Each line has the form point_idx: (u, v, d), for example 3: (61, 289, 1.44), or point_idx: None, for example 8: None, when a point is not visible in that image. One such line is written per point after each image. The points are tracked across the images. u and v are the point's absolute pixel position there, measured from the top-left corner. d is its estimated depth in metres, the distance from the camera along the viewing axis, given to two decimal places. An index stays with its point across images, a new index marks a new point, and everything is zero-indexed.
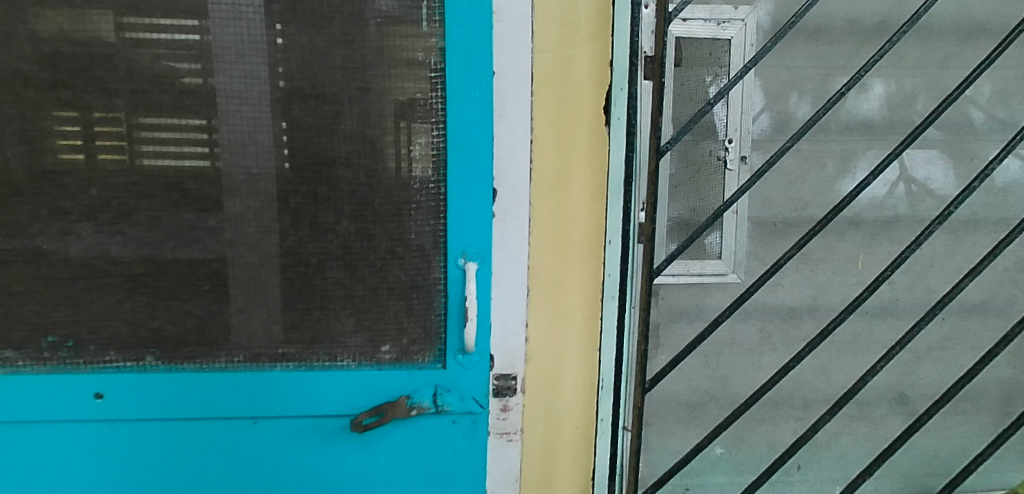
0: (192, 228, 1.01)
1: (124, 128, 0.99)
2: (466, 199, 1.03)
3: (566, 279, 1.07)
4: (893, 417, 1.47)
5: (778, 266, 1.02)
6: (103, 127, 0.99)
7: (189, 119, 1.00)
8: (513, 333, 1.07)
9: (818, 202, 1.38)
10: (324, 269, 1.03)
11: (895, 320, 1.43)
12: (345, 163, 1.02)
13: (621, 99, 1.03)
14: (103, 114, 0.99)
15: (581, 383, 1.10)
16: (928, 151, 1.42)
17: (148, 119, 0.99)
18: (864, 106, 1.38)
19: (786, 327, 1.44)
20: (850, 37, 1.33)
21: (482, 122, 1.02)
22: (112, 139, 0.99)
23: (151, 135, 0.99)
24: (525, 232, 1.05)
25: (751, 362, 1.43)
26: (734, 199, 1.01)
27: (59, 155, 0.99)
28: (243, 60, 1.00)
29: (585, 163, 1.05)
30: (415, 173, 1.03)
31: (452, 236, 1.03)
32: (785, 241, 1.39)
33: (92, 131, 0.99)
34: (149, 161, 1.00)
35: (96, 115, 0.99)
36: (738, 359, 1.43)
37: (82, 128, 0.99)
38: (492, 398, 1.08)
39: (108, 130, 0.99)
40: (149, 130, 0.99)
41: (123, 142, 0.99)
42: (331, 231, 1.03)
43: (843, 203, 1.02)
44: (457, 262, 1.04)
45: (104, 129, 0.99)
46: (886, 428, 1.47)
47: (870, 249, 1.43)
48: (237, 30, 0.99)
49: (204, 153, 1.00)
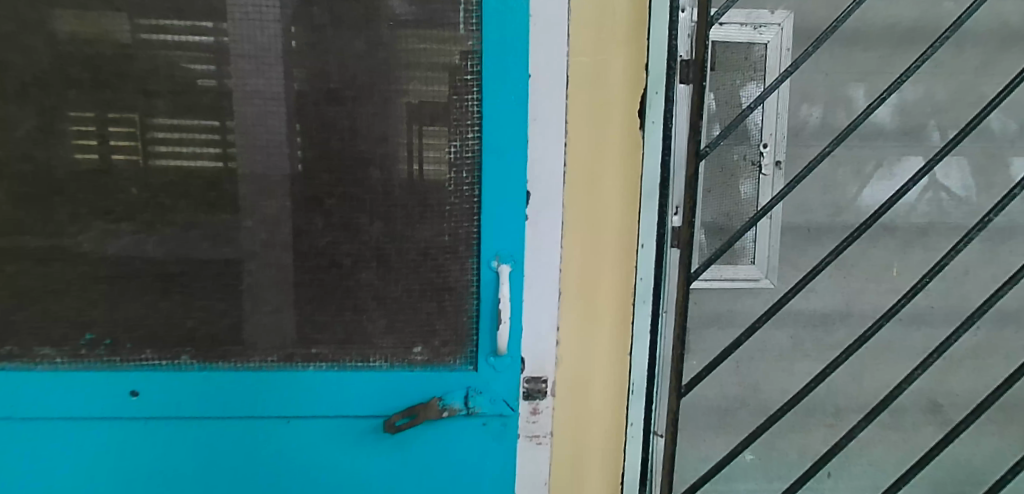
0: (228, 228, 1.02)
1: (138, 128, 1.00)
2: (500, 201, 1.03)
3: (598, 283, 1.07)
4: (926, 426, 1.47)
5: (814, 273, 1.01)
6: (117, 128, 1.00)
7: (201, 120, 1.00)
8: (545, 336, 1.07)
9: (853, 208, 1.40)
10: (359, 270, 1.04)
11: (929, 327, 1.44)
12: (381, 164, 1.02)
13: (657, 102, 1.02)
14: (117, 115, 1.00)
15: (611, 387, 1.10)
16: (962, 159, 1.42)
17: (162, 119, 1.00)
18: (900, 112, 1.40)
19: (820, 335, 1.43)
20: (885, 42, 1.38)
21: (517, 125, 1.02)
22: (125, 139, 1.00)
23: (169, 136, 1.00)
24: (558, 235, 1.05)
25: (784, 369, 1.43)
26: (771, 205, 1.00)
27: (75, 155, 1.00)
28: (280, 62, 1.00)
29: (619, 167, 1.05)
30: (450, 175, 1.03)
31: (485, 238, 1.03)
32: (819, 246, 1.40)
33: (106, 131, 1.00)
34: (161, 161, 1.00)
35: (111, 115, 1.00)
36: (771, 367, 1.43)
37: (96, 128, 1.00)
38: (522, 401, 1.08)
39: (122, 131, 1.00)
40: (166, 130, 1.00)
41: (137, 142, 1.00)
42: (365, 232, 1.03)
43: (882, 209, 1.02)
44: (490, 264, 1.04)
45: (119, 130, 1.00)
46: (919, 437, 1.48)
47: (905, 258, 1.41)
48: (275, 32, 1.00)
49: (217, 154, 1.01)
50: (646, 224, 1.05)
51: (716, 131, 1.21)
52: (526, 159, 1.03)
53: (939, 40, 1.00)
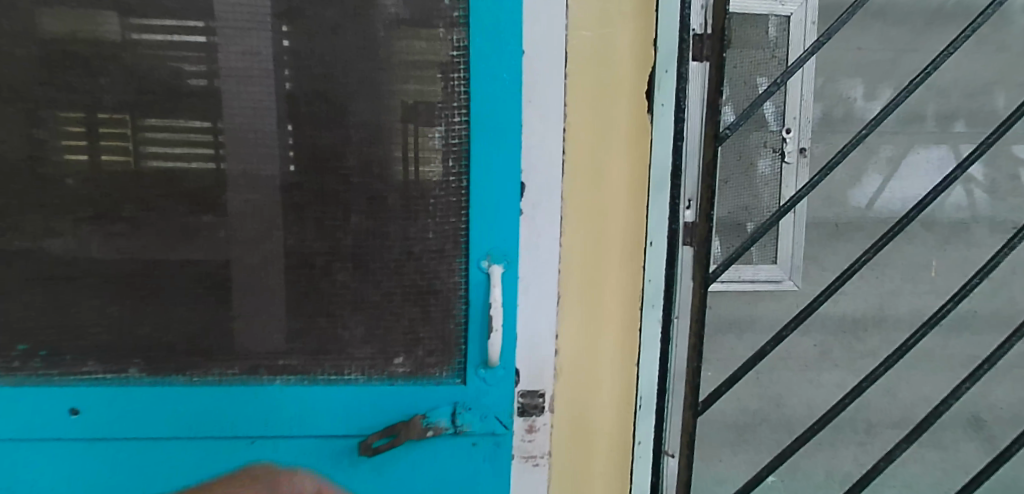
0: (184, 225, 0.90)
1: (128, 129, 0.88)
2: (492, 194, 0.91)
3: (602, 285, 0.96)
4: (966, 442, 1.59)
5: (847, 274, 0.88)
6: (107, 128, 0.88)
7: (198, 121, 0.89)
8: (543, 344, 0.96)
9: (882, 205, 1.47)
10: (336, 272, 0.92)
11: (967, 338, 1.53)
12: (359, 152, 0.91)
13: (667, 83, 0.92)
14: (107, 114, 0.88)
15: (617, 401, 0.99)
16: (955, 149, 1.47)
17: (155, 119, 0.88)
18: (934, 108, 1.46)
19: (848, 341, 1.53)
20: (911, 37, 1.43)
21: (511, 106, 0.90)
22: (116, 141, 0.89)
23: (163, 136, 0.89)
24: (557, 232, 0.94)
25: (808, 379, 1.53)
26: (802, 195, 0.87)
27: (64, 155, 0.88)
28: (279, 52, 0.89)
29: (626, 156, 0.93)
30: (434, 164, 0.91)
31: (474, 234, 0.92)
32: (846, 240, 1.47)
33: (95, 132, 0.88)
34: (155, 164, 0.89)
35: (100, 115, 0.88)
36: (794, 377, 1.53)
37: (85, 130, 0.88)
38: (517, 418, 0.96)
39: (113, 132, 0.88)
40: (159, 130, 0.89)
41: (128, 144, 0.89)
42: (341, 228, 0.92)
43: (929, 199, 0.89)
44: (481, 264, 0.92)
45: (109, 131, 0.88)
46: (956, 453, 1.59)
47: (941, 256, 1.51)
48: (275, 17, 0.88)
49: (211, 155, 0.89)
50: (656, 219, 0.95)
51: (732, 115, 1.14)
52: (521, 146, 0.91)
53: (990, 8, 0.88)
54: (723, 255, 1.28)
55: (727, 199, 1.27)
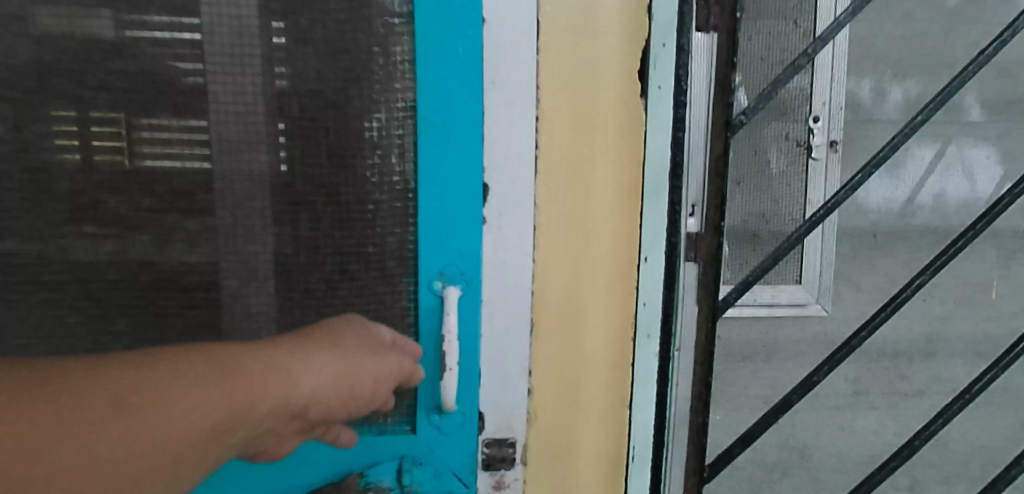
0: (57, 237, 0.70)
1: (123, 128, 0.69)
2: (446, 199, 0.73)
3: (585, 310, 0.78)
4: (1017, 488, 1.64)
5: (892, 306, 0.73)
6: (99, 129, 0.69)
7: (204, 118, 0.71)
8: (512, 384, 0.78)
9: (891, 233, 1.51)
10: (254, 294, 0.74)
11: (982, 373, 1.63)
12: (280, 144, 0.72)
13: (664, 58, 0.73)
14: (99, 112, 0.69)
15: (603, 450, 0.81)
16: (960, 145, 1.50)
17: (156, 117, 0.70)
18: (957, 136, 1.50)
19: (877, 378, 1.59)
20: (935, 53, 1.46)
21: (469, 88, 0.71)
22: (109, 145, 0.70)
23: (162, 137, 0.70)
24: (528, 245, 0.75)
25: (837, 427, 1.59)
26: (839, 200, 0.68)
27: (54, 155, 0.69)
28: (271, 48, 0.70)
29: (614, 151, 0.75)
30: (372, 160, 0.72)
31: (424, 249, 0.73)
32: (864, 265, 1.51)
33: (87, 134, 0.69)
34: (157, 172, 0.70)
35: (93, 114, 0.69)
36: (822, 419, 1.59)
37: (77, 130, 0.69)
38: (480, 473, 0.79)
39: (104, 134, 0.69)
40: (157, 130, 0.70)
41: (123, 149, 0.70)
42: (258, 240, 0.73)
43: (997, 209, 0.71)
44: (433, 286, 0.74)
45: (103, 131, 0.69)
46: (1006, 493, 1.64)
47: (965, 286, 1.55)
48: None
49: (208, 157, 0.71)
50: (652, 231, 0.77)
51: (746, 94, 1.19)
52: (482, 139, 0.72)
53: None
54: (736, 263, 1.25)
55: (743, 207, 1.22)
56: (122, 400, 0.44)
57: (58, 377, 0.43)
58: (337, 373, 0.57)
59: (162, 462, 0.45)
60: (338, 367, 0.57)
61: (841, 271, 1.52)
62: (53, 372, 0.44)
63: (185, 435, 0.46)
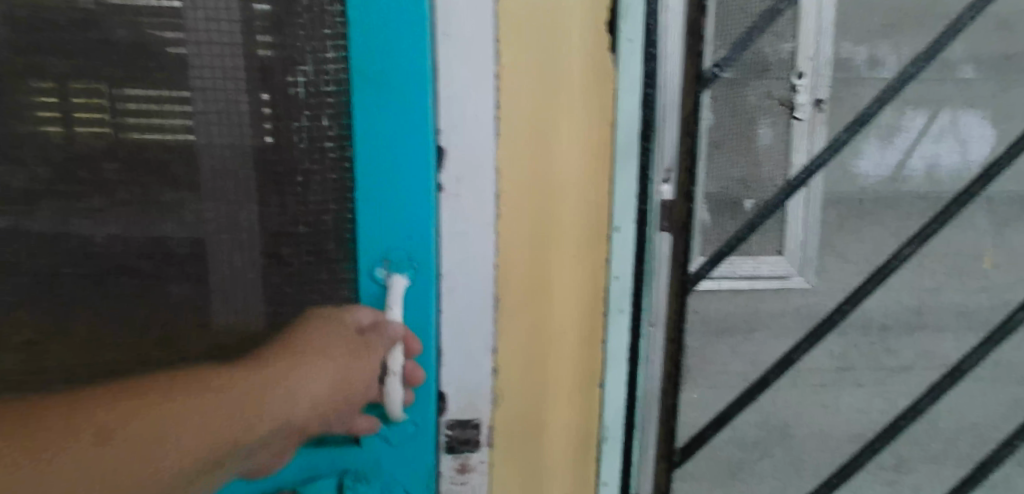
0: None
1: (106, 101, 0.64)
2: (387, 168, 0.66)
3: (554, 284, 0.73)
4: None
5: (878, 277, 0.68)
6: (81, 104, 0.64)
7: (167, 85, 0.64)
8: (473, 362, 0.73)
9: None
10: (169, 284, 0.68)
11: None
12: (214, 102, 0.65)
13: (635, 7, 0.67)
14: (80, 84, 0.63)
15: (573, 431, 0.77)
16: None
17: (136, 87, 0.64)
18: None
19: None
20: None
21: (409, 48, 0.64)
22: (91, 119, 0.64)
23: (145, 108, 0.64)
24: (490, 213, 0.70)
25: None
26: (821, 162, 0.63)
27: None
28: (250, 17, 0.64)
29: (582, 111, 0.69)
30: (302, 123, 0.66)
31: (362, 231, 0.67)
32: None
33: (69, 108, 0.64)
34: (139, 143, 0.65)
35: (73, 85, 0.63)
36: None
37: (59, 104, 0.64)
38: (444, 456, 0.75)
39: (87, 108, 0.64)
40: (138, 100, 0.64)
41: (107, 124, 0.64)
42: (175, 219, 0.67)
43: (989, 172, 0.66)
44: (377, 272, 0.68)
45: (86, 104, 0.64)
46: None
47: None
48: None
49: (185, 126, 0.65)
50: (625, 199, 0.71)
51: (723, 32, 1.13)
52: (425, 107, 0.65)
53: None
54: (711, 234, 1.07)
55: (720, 172, 1.01)
56: (144, 410, 0.55)
57: (80, 404, 0.54)
58: (332, 378, 0.63)
59: (169, 472, 0.55)
60: (334, 375, 0.63)
61: None
62: (80, 396, 0.55)
63: (191, 443, 0.56)
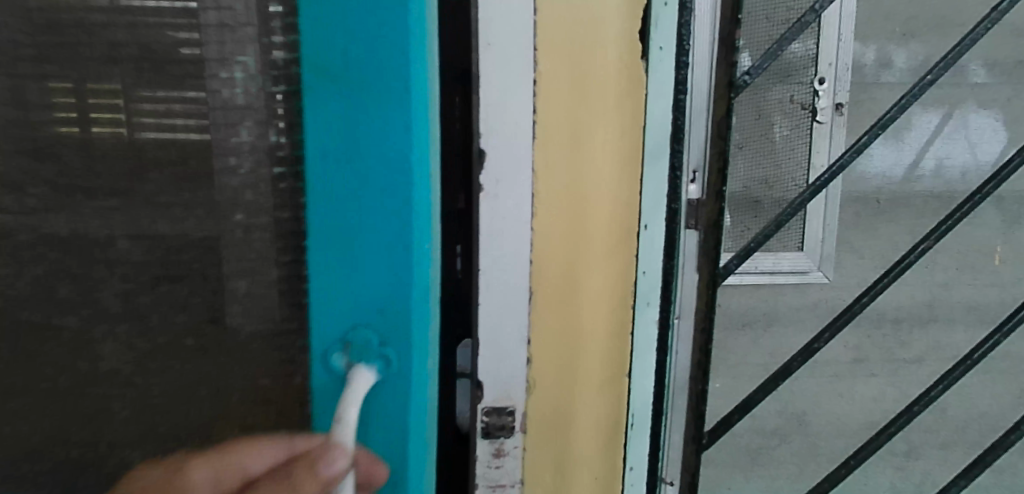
0: None
1: (121, 105, 0.54)
2: (347, 213, 0.54)
3: (584, 279, 0.77)
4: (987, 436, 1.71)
5: (897, 273, 0.71)
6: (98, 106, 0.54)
7: (167, 85, 0.53)
8: (508, 353, 0.78)
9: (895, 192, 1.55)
10: (131, 330, 0.57)
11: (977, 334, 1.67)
12: (221, 97, 0.53)
13: (666, 17, 0.71)
14: (95, 85, 0.54)
15: (603, 421, 0.81)
16: (964, 110, 1.50)
17: (141, 86, 0.53)
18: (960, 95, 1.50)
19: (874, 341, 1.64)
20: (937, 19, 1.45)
21: (366, 43, 0.52)
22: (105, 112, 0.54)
23: (157, 114, 0.54)
24: (525, 213, 0.74)
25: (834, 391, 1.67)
26: (843, 164, 0.66)
27: None
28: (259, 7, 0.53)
29: (613, 116, 0.73)
30: (244, 139, 0.54)
31: (318, 309, 0.56)
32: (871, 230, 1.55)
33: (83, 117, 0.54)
34: (148, 141, 0.54)
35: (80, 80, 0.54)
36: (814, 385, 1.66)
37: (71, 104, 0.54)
38: (481, 441, 0.79)
39: (102, 108, 0.54)
40: (147, 108, 0.54)
41: (121, 123, 0.54)
42: (135, 250, 0.55)
43: (1003, 174, 0.68)
44: (336, 360, 0.56)
45: (101, 104, 0.54)
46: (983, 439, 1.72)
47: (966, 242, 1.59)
48: None
49: (191, 127, 0.54)
50: (652, 198, 0.75)
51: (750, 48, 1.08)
52: (387, 108, 0.52)
53: None
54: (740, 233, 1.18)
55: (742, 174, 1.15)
56: None
57: None
58: None
59: None
60: None
61: (847, 238, 1.54)
62: None
63: None
